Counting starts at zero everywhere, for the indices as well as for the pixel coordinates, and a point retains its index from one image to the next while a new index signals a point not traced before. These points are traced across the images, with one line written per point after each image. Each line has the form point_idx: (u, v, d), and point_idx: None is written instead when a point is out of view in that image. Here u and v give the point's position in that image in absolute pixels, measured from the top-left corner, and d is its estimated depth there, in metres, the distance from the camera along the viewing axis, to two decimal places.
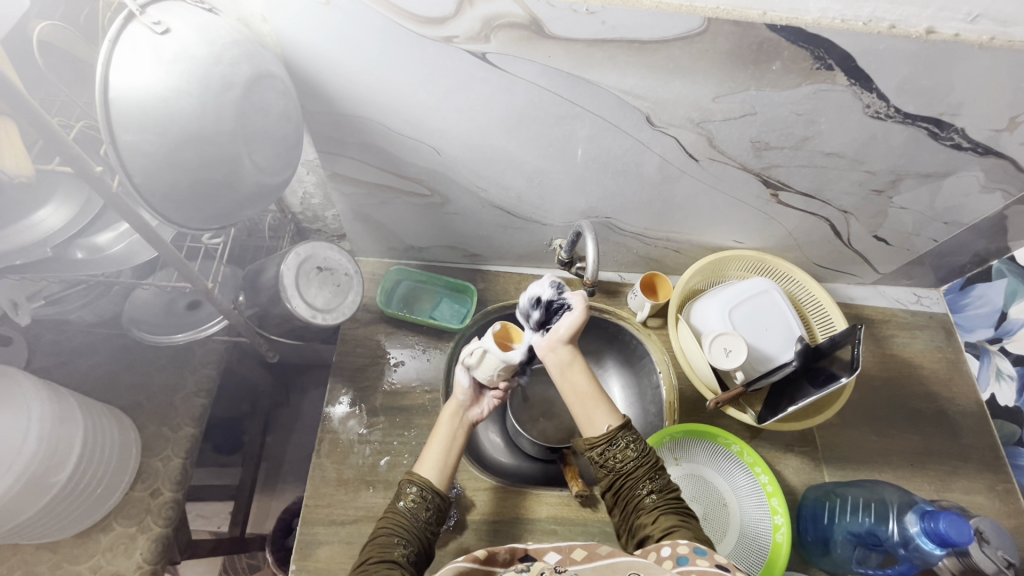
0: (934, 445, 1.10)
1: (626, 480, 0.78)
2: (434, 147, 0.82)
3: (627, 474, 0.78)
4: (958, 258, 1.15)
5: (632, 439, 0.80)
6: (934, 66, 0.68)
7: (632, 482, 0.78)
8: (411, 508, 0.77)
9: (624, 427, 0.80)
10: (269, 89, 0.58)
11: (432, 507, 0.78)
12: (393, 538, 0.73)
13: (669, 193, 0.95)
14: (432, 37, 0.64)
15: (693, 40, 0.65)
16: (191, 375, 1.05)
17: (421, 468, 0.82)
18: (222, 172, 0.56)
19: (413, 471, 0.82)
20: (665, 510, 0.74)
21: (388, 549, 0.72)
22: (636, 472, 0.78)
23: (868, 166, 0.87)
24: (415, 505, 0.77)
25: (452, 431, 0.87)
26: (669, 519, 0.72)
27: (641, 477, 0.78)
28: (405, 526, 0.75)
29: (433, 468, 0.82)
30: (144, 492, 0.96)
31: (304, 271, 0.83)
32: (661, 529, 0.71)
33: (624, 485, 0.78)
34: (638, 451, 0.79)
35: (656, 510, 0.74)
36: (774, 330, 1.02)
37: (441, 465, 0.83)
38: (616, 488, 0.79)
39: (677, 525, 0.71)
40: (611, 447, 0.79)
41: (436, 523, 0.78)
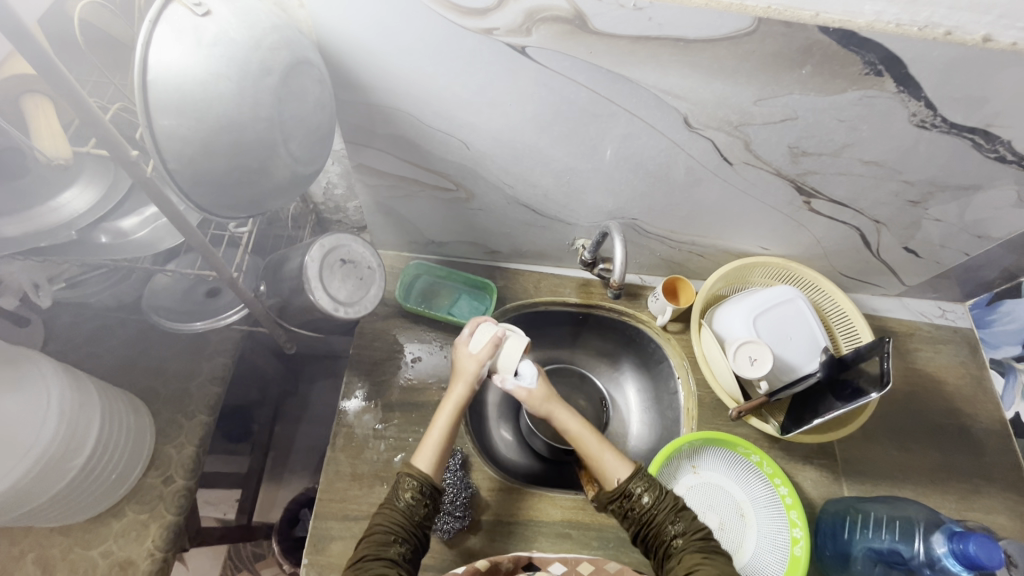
0: (956, 462, 1.08)
1: (651, 528, 0.80)
2: (464, 141, 0.81)
3: (649, 522, 0.80)
4: (988, 273, 1.13)
5: (647, 485, 0.83)
6: (987, 75, 0.66)
7: (655, 527, 0.79)
8: (409, 502, 0.77)
9: (638, 474, 0.84)
10: (306, 76, 0.56)
11: (428, 501, 0.79)
12: (390, 535, 0.73)
13: (699, 197, 0.93)
14: (472, 28, 0.63)
15: (741, 41, 0.63)
16: (206, 362, 1.04)
17: (418, 459, 0.83)
18: (257, 160, 0.55)
19: (410, 463, 0.82)
20: (690, 550, 0.75)
21: (385, 546, 0.72)
22: (656, 517, 0.80)
23: (907, 176, 0.85)
24: (412, 500, 0.78)
25: (453, 418, 0.89)
26: (696, 557, 0.74)
27: (663, 520, 0.79)
28: (402, 523, 0.75)
29: (430, 459, 0.83)
30: (157, 479, 0.95)
31: (328, 263, 0.81)
32: (688, 567, 0.73)
33: (650, 533, 0.80)
34: (656, 494, 0.82)
35: (683, 552, 0.75)
36: (799, 340, 1.00)
37: (438, 457, 0.84)
38: (644, 537, 0.80)
39: (702, 562, 0.72)
40: (629, 496, 0.82)
41: (429, 514, 0.79)
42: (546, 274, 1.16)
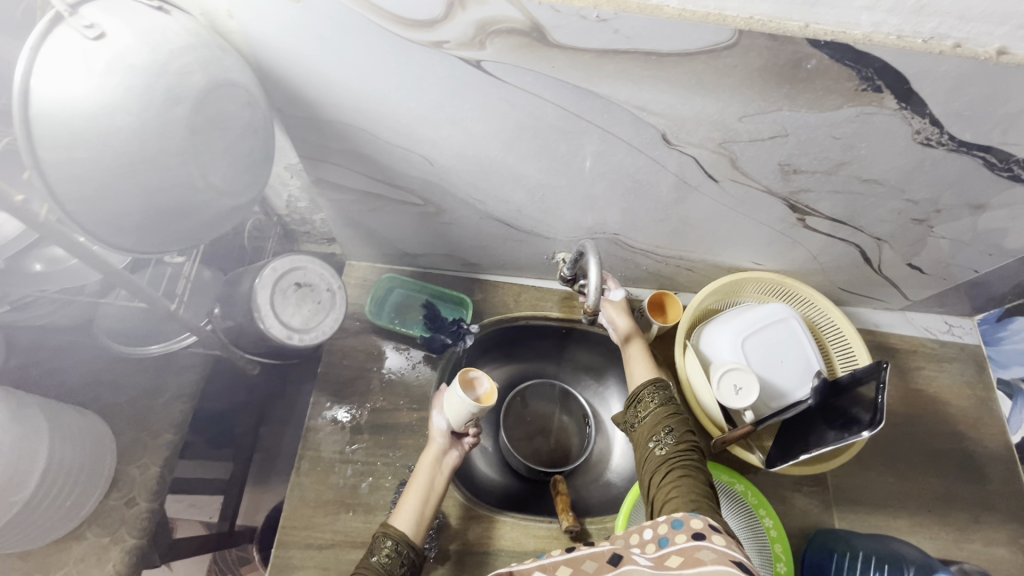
0: (956, 490, 1.03)
1: (645, 434, 0.80)
2: (426, 157, 0.75)
3: (646, 425, 0.81)
4: (999, 288, 1.05)
5: (655, 393, 0.83)
6: (997, 92, 0.59)
7: (649, 434, 0.80)
8: (385, 563, 0.72)
9: (655, 382, 0.85)
10: (230, 99, 0.51)
11: (405, 562, 0.74)
12: None
13: (685, 213, 0.87)
14: (420, 41, 0.56)
15: (720, 54, 0.56)
16: (173, 379, 1.01)
17: (395, 520, 0.77)
18: (174, 197, 0.50)
19: (387, 523, 0.77)
20: (672, 464, 0.75)
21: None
22: (653, 424, 0.80)
23: (910, 195, 0.78)
24: (388, 561, 0.73)
25: (426, 479, 0.81)
26: (674, 476, 0.73)
27: (656, 429, 0.79)
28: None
29: (409, 518, 0.77)
30: (119, 501, 0.92)
31: (281, 288, 0.77)
32: (665, 489, 0.72)
33: (642, 437, 0.81)
34: (660, 402, 0.82)
35: (664, 468, 0.75)
36: (791, 363, 0.94)
37: (416, 516, 0.78)
38: (639, 440, 0.81)
39: (677, 486, 0.71)
40: (637, 400, 0.84)
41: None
42: (526, 287, 1.11)
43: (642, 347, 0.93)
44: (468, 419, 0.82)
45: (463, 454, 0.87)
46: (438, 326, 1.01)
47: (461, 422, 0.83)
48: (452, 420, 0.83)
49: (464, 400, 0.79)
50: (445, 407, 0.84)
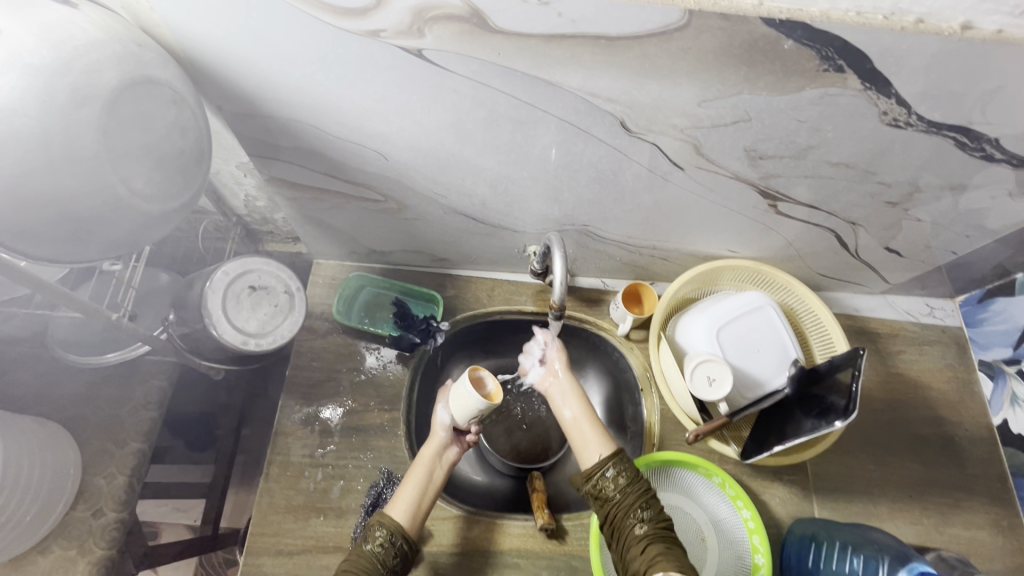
0: (937, 474, 1.02)
1: (619, 512, 0.74)
2: (379, 151, 0.72)
3: (620, 503, 0.74)
4: (979, 269, 1.03)
5: (624, 467, 0.77)
6: (963, 68, 0.57)
7: (624, 510, 0.74)
8: (378, 552, 0.72)
9: (618, 455, 0.79)
10: (147, 98, 0.48)
11: (399, 550, 0.73)
12: None
13: (654, 202, 0.84)
14: (356, 31, 0.54)
15: (672, 36, 0.53)
16: (139, 387, 0.97)
17: (393, 509, 0.77)
18: (90, 205, 0.46)
19: (383, 513, 0.77)
20: (654, 540, 0.70)
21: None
22: (630, 500, 0.74)
23: (882, 177, 0.76)
24: (381, 550, 0.72)
25: (426, 473, 0.81)
26: (656, 548, 0.69)
27: (633, 505, 0.74)
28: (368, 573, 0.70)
29: (405, 510, 0.77)
30: (85, 512, 0.90)
31: (234, 293, 0.75)
32: (648, 562, 0.67)
33: (616, 515, 0.74)
34: (633, 476, 0.76)
35: (645, 542, 0.70)
36: (768, 353, 0.92)
37: (413, 508, 0.78)
38: (612, 520, 0.75)
39: (663, 555, 0.67)
40: (605, 476, 0.77)
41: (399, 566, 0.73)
42: (500, 281, 1.08)
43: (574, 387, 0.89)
44: (474, 418, 0.81)
45: (462, 451, 0.86)
46: (408, 323, 1.00)
47: (466, 421, 0.82)
48: (455, 416, 0.82)
49: (473, 396, 0.78)
50: (451, 402, 0.82)
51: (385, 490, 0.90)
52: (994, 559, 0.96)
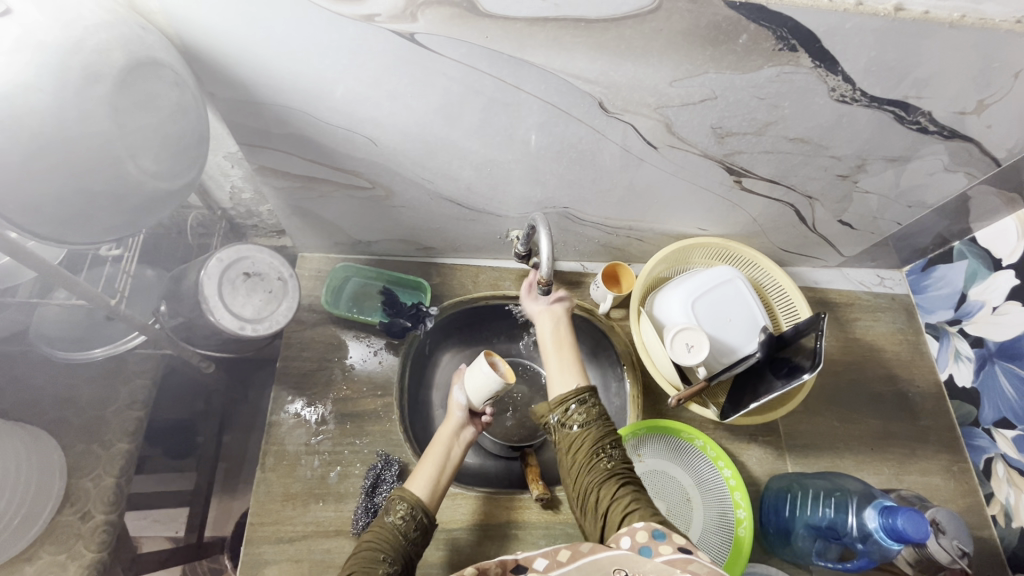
0: (894, 428, 1.11)
1: (586, 446, 0.76)
2: (370, 137, 0.75)
3: (588, 437, 0.77)
4: (921, 240, 1.13)
5: (591, 405, 0.80)
6: (900, 46, 0.64)
7: (591, 447, 0.76)
8: (400, 524, 0.73)
9: (588, 392, 0.82)
10: (153, 78, 0.51)
11: (415, 522, 0.74)
12: (377, 554, 0.69)
13: (630, 182, 0.90)
14: (352, 15, 0.56)
15: (646, 19, 0.59)
16: (122, 387, 0.94)
17: (412, 487, 0.78)
18: (103, 181, 0.49)
19: (402, 488, 0.78)
20: (620, 479, 0.73)
21: (373, 565, 0.68)
22: (595, 438, 0.77)
23: (833, 151, 0.83)
24: (402, 523, 0.73)
25: (440, 451, 0.82)
26: (625, 491, 0.70)
27: (601, 443, 0.76)
28: (388, 544, 0.71)
29: (423, 487, 0.78)
30: (73, 516, 0.86)
31: (229, 279, 0.79)
32: (619, 503, 0.69)
33: (580, 452, 0.77)
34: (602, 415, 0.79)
35: (613, 480, 0.72)
36: (739, 321, 0.99)
37: (430, 484, 0.79)
38: (576, 453, 0.77)
39: (634, 500, 0.69)
40: (572, 412, 0.79)
41: (419, 539, 0.74)
42: (484, 268, 1.12)
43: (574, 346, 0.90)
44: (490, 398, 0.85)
45: (477, 432, 0.88)
46: (397, 309, 1.02)
47: (482, 401, 0.85)
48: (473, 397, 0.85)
49: (491, 376, 0.82)
50: (468, 383, 0.86)
51: (383, 471, 0.92)
52: (948, 501, 1.05)
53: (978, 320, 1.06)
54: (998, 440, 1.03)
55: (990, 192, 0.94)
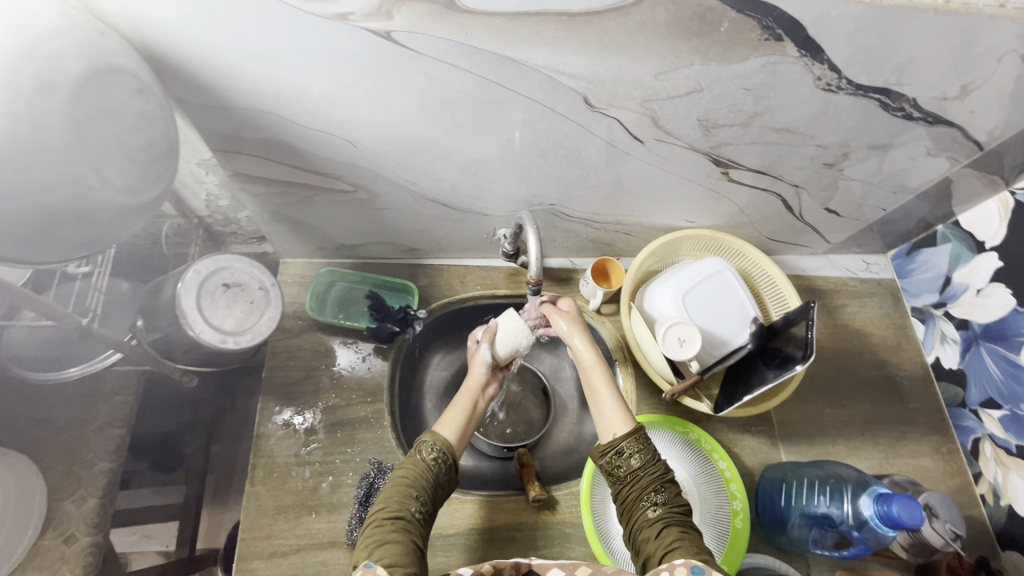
0: (885, 412, 1.12)
1: (633, 492, 0.72)
2: (348, 139, 0.72)
3: (634, 483, 0.73)
4: (905, 225, 1.13)
5: (640, 447, 0.75)
6: (886, 33, 0.63)
7: (637, 492, 0.72)
8: (432, 462, 0.72)
9: (635, 433, 0.76)
10: (114, 86, 0.49)
11: (445, 460, 0.73)
12: (409, 492, 0.69)
13: (616, 177, 0.88)
14: (323, 15, 0.54)
15: (628, 11, 0.57)
16: (101, 405, 0.88)
17: (442, 429, 0.77)
18: (65, 197, 0.47)
19: (431, 429, 0.77)
20: (669, 523, 0.68)
21: (404, 505, 0.67)
22: (642, 483, 0.72)
23: (819, 140, 0.83)
24: (434, 461, 0.73)
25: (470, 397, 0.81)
26: (672, 533, 0.66)
27: (647, 487, 0.72)
28: (420, 482, 0.70)
29: (453, 430, 0.77)
30: (56, 540, 0.81)
31: (208, 290, 0.78)
32: (664, 546, 0.65)
33: (628, 497, 0.73)
34: (648, 457, 0.74)
35: (660, 524, 0.68)
36: (730, 313, 0.98)
37: (461, 428, 0.78)
38: (624, 500, 0.73)
39: (679, 540, 0.65)
40: (618, 455, 0.75)
41: (449, 476, 0.73)
42: (471, 268, 1.10)
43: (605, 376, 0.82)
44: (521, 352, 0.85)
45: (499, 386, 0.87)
46: (384, 315, 1.00)
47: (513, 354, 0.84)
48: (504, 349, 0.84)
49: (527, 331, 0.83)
50: (497, 334, 0.84)
51: (376, 480, 0.91)
52: (938, 482, 1.06)
53: (963, 302, 1.07)
54: (985, 421, 1.04)
55: (972, 176, 0.94)
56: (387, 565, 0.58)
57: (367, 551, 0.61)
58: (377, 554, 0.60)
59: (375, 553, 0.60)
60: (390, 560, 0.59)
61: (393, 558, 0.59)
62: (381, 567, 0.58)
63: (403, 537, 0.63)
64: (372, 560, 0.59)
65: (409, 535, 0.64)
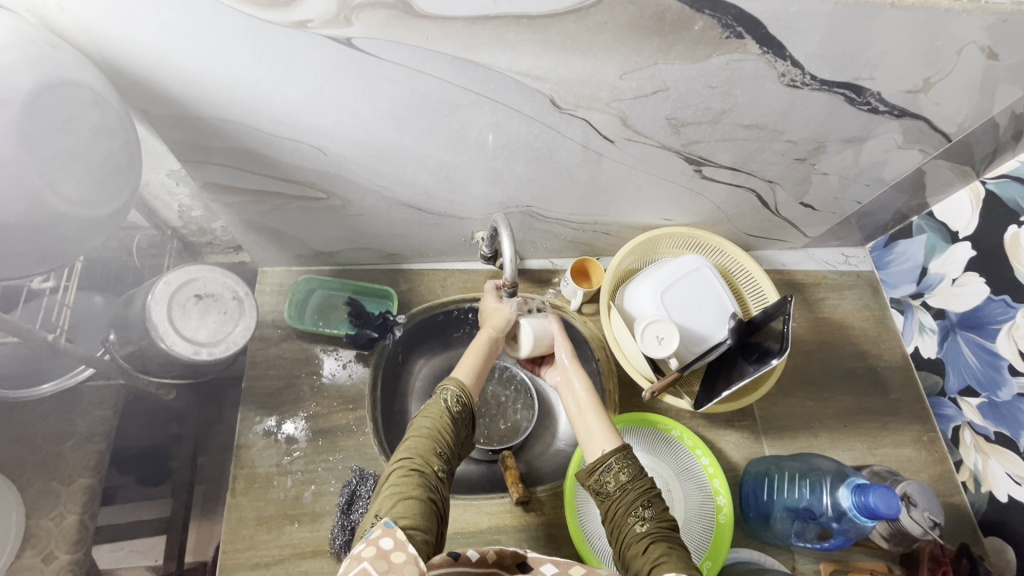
0: (865, 403, 1.13)
1: (620, 508, 0.70)
2: (318, 146, 0.72)
3: (622, 498, 0.70)
4: (881, 217, 1.14)
5: (628, 462, 0.73)
6: (846, 28, 0.64)
7: (624, 508, 0.69)
8: (453, 415, 0.72)
9: (623, 449, 0.74)
10: (71, 99, 0.49)
11: (466, 414, 0.74)
12: (431, 447, 0.67)
13: (591, 177, 0.89)
14: (282, 22, 0.54)
15: (587, 12, 0.57)
16: (79, 419, 0.84)
17: (458, 372, 0.79)
18: (19, 213, 0.46)
19: (451, 375, 0.78)
20: (656, 538, 0.65)
21: (427, 459, 0.66)
22: (630, 497, 0.70)
23: (789, 136, 0.84)
24: (456, 413, 0.73)
25: (488, 343, 0.84)
26: (659, 547, 0.63)
27: (634, 503, 0.69)
28: (443, 436, 0.69)
29: (471, 374, 0.79)
30: (36, 558, 0.78)
31: (179, 302, 0.78)
32: (650, 561, 0.61)
33: (615, 514, 0.70)
34: (636, 472, 0.72)
35: (647, 539, 0.65)
36: (709, 309, 0.99)
37: (477, 371, 0.79)
38: (612, 517, 0.71)
39: (665, 555, 0.61)
40: (605, 471, 0.73)
41: (467, 432, 0.73)
42: (452, 272, 1.10)
43: (598, 413, 0.80)
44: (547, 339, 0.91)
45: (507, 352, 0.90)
46: (363, 322, 1.00)
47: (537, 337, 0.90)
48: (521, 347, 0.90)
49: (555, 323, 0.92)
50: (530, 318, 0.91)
51: (358, 487, 0.91)
52: (919, 471, 1.07)
53: (939, 292, 1.08)
54: (964, 409, 1.05)
55: (943, 166, 0.95)
56: (409, 523, 0.55)
57: (390, 501, 0.59)
58: (399, 508, 0.58)
59: (397, 506, 0.58)
60: (412, 516, 0.57)
61: (414, 516, 0.57)
62: (403, 524, 0.55)
63: (426, 492, 0.61)
64: (394, 513, 0.57)
65: (430, 491, 0.62)
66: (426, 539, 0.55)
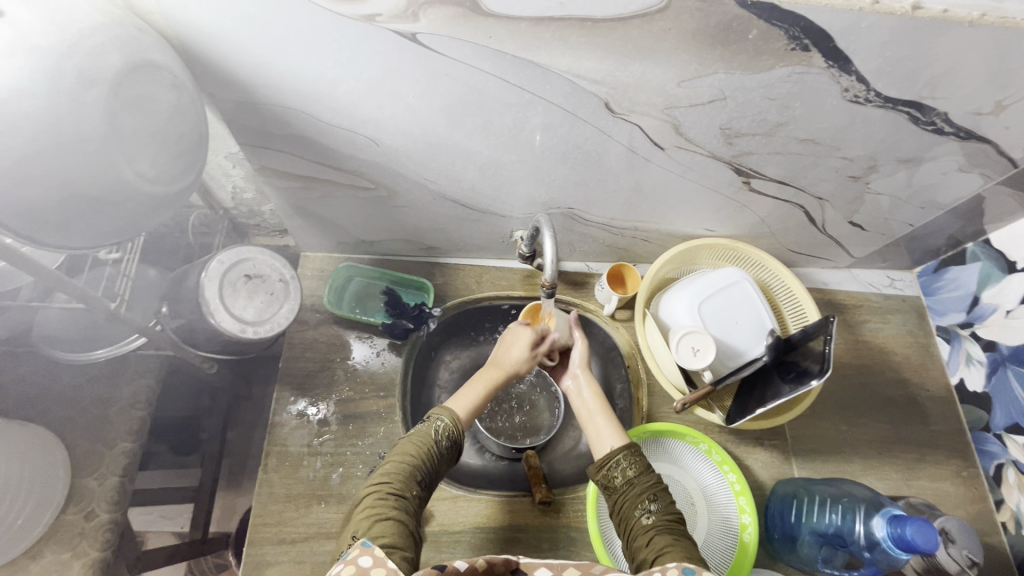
0: (903, 432, 1.09)
1: (626, 500, 0.71)
2: (371, 138, 0.74)
3: (628, 492, 0.71)
4: (933, 241, 1.10)
5: (636, 459, 0.74)
6: (917, 44, 0.62)
7: (631, 501, 0.71)
8: (438, 444, 0.72)
9: (631, 447, 0.75)
10: (149, 80, 0.51)
11: (451, 445, 0.73)
12: (412, 470, 0.68)
13: (636, 182, 0.88)
14: (350, 15, 0.55)
15: (654, 18, 0.57)
16: (125, 386, 0.90)
17: (454, 404, 0.78)
18: (97, 186, 0.50)
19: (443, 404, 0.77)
20: (661, 530, 0.66)
21: (408, 483, 0.67)
22: (637, 491, 0.71)
23: (845, 152, 0.81)
24: (443, 443, 0.73)
25: (496, 380, 0.83)
26: (663, 539, 0.64)
27: (640, 496, 0.70)
28: (425, 462, 0.70)
29: (466, 407, 0.78)
30: (77, 515, 0.81)
31: (230, 280, 0.81)
32: (655, 550, 0.63)
33: (621, 508, 0.71)
34: (645, 469, 0.73)
35: (651, 530, 0.66)
36: (746, 324, 0.97)
37: (473, 406, 0.79)
38: (618, 509, 0.72)
39: (671, 545, 0.63)
40: (614, 466, 0.74)
41: (449, 458, 0.74)
42: (488, 268, 1.11)
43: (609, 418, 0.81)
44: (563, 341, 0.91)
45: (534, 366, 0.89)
46: (399, 312, 1.01)
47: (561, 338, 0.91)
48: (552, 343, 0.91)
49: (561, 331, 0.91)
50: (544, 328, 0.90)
51: None
52: (957, 508, 1.03)
53: (991, 323, 1.04)
54: (1010, 446, 1.01)
55: (1005, 193, 0.91)
56: (388, 543, 0.58)
57: (367, 522, 0.60)
58: (378, 528, 0.60)
59: (375, 527, 0.60)
60: (392, 536, 0.59)
61: (393, 536, 0.59)
62: (382, 543, 0.58)
63: (404, 516, 0.63)
64: (372, 534, 0.59)
65: (408, 515, 0.64)
66: (404, 558, 0.57)
